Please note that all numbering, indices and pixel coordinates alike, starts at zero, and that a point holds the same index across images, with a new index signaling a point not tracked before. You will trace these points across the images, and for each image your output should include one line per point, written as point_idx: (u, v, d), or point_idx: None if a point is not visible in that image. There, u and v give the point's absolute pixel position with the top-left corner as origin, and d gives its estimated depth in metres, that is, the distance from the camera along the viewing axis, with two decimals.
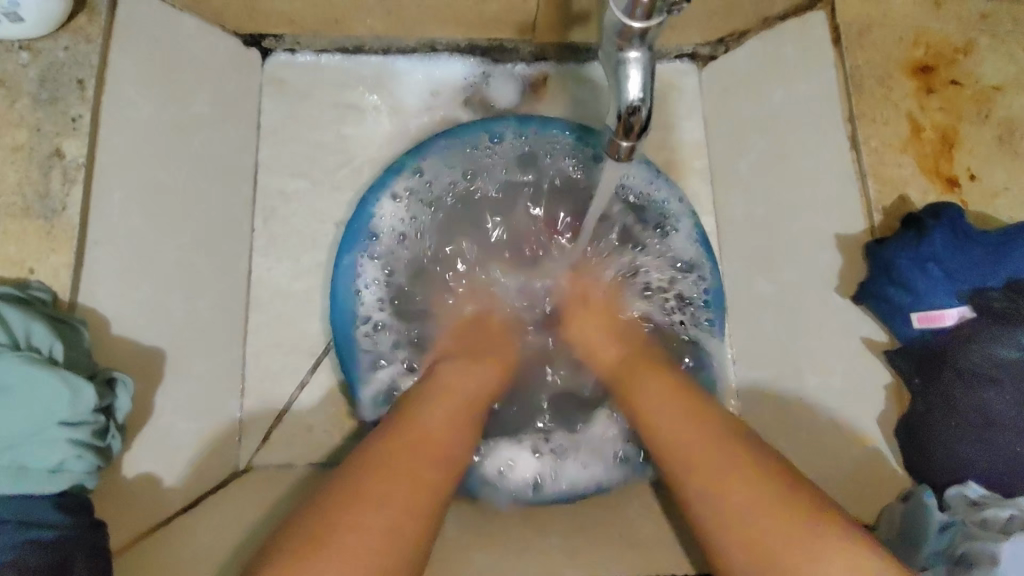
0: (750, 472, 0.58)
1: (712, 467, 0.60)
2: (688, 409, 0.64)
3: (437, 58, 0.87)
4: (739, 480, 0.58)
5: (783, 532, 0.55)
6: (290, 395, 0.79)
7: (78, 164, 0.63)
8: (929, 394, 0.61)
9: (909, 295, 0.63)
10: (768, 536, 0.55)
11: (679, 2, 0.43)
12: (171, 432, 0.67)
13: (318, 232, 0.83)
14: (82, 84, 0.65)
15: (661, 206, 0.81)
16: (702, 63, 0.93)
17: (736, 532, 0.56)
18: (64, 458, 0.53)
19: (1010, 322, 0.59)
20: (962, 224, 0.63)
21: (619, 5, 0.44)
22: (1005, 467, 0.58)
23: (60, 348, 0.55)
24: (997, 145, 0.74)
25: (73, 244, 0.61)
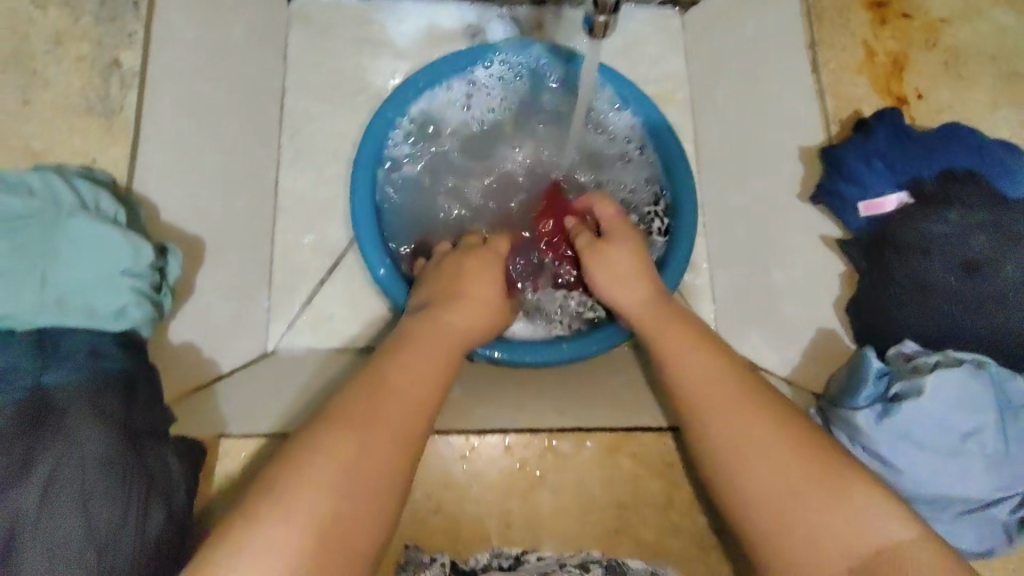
0: (775, 451, 0.57)
1: (742, 443, 0.58)
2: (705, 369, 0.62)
3: (445, 1, 0.97)
4: (756, 453, 0.57)
5: (805, 502, 0.54)
6: (312, 290, 0.88)
7: (133, 73, 0.74)
8: (873, 272, 0.71)
9: (856, 187, 0.73)
10: (795, 507, 0.54)
11: None
12: (210, 310, 0.77)
13: (338, 150, 0.92)
14: (138, 5, 0.77)
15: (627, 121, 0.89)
16: (684, 7, 0.98)
17: (766, 507, 0.56)
18: (127, 302, 0.63)
19: (940, 203, 0.68)
20: (901, 124, 0.73)
21: None
22: (936, 326, 0.67)
23: (122, 217, 0.66)
24: (943, 68, 0.83)
25: (129, 139, 0.72)
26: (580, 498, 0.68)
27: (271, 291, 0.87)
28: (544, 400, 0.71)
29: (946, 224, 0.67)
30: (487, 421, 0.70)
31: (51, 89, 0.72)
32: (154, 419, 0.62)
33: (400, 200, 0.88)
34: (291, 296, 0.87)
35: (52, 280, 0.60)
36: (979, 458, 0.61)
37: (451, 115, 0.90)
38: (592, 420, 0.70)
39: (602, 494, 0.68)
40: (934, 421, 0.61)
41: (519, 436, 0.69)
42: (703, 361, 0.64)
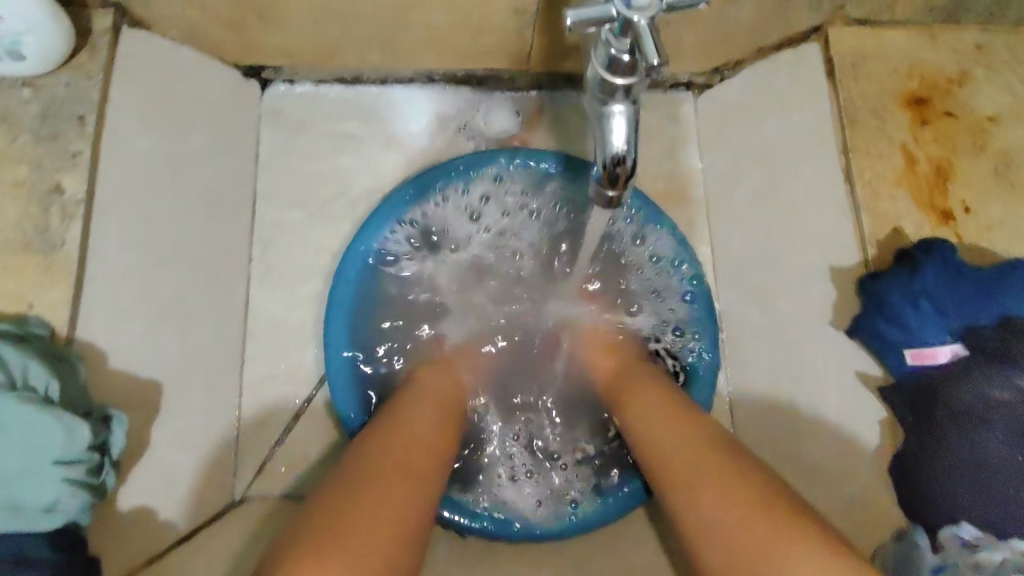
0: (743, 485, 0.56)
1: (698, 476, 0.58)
2: (672, 409, 0.65)
3: (435, 88, 0.88)
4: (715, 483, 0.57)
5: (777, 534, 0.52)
6: (285, 426, 0.79)
7: (77, 200, 0.65)
8: (921, 432, 0.61)
9: (901, 331, 0.64)
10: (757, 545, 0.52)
11: (657, 67, 0.49)
12: (168, 464, 0.68)
13: (315, 261, 0.83)
14: (83, 120, 0.67)
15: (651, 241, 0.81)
16: (698, 92, 0.91)
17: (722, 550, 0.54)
18: (58, 496, 0.54)
19: (1003, 361, 0.59)
20: (954, 260, 0.63)
21: (602, 67, 0.50)
22: (1002, 511, 0.57)
23: (56, 387, 0.56)
24: (993, 177, 0.74)
25: (70, 279, 0.63)
26: None
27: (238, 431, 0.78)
28: None
29: (1010, 390, 0.59)
30: None
31: None
32: None
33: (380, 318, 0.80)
34: (259, 433, 0.78)
35: None
36: None
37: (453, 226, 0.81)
38: None
39: None
40: None
41: None
42: (673, 417, 0.64)
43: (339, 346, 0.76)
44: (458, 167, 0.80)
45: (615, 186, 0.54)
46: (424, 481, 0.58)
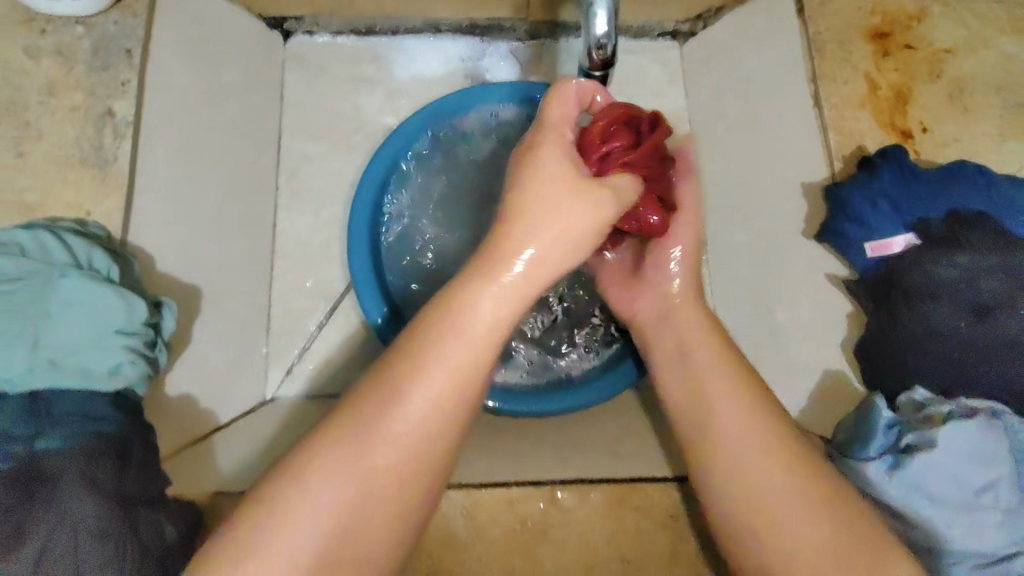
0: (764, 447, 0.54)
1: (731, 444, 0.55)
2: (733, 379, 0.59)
3: (442, 39, 0.96)
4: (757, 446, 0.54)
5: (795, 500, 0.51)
6: (310, 333, 0.86)
7: (127, 122, 0.74)
8: (881, 314, 0.69)
9: (861, 228, 0.72)
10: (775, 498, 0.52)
11: None
12: (207, 357, 0.76)
13: (335, 190, 0.91)
14: (129, 52, 0.76)
15: None
16: (683, 40, 0.98)
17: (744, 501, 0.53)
18: (121, 360, 0.61)
19: (948, 246, 0.67)
20: (906, 162, 0.71)
21: None
22: (949, 374, 0.65)
23: (115, 272, 0.65)
24: (948, 100, 0.82)
25: (122, 189, 0.72)
26: (583, 551, 0.66)
27: (269, 337, 0.85)
28: (547, 450, 0.71)
29: (955, 269, 0.66)
30: (488, 474, 0.68)
31: (44, 142, 0.72)
32: (151, 485, 0.60)
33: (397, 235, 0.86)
34: (288, 343, 0.86)
35: (41, 346, 0.59)
36: (990, 510, 0.59)
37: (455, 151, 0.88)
38: (594, 471, 0.68)
39: (609, 548, 0.66)
40: (944, 474, 0.60)
41: (521, 488, 0.67)
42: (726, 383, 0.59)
43: (361, 257, 0.81)
44: (466, 98, 0.86)
45: (600, 66, 0.58)
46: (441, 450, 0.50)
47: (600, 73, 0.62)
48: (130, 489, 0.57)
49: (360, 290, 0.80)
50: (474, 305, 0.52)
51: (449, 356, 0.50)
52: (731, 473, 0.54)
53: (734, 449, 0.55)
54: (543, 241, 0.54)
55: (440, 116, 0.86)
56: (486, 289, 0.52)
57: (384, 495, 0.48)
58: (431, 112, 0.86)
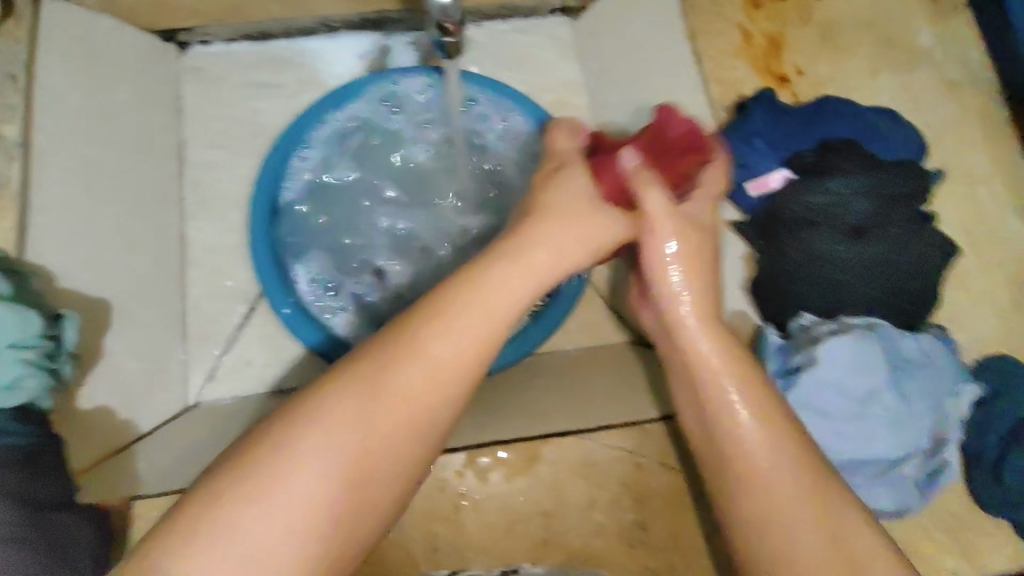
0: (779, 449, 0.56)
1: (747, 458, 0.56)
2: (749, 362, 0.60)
3: (335, 36, 0.98)
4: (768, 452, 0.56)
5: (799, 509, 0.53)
6: (229, 336, 0.86)
7: (17, 144, 0.73)
8: (767, 248, 0.72)
9: (742, 168, 0.75)
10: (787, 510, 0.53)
11: None
12: (122, 369, 0.76)
13: (240, 193, 0.92)
14: (15, 76, 0.75)
15: (517, 127, 0.90)
16: (575, 15, 1.02)
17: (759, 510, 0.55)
18: (20, 375, 0.62)
19: (820, 174, 0.71)
20: (777, 102, 0.76)
21: None
22: (828, 294, 0.69)
23: (10, 289, 0.65)
24: (820, 43, 0.85)
25: (15, 211, 0.71)
26: (504, 510, 0.67)
27: (186, 344, 0.85)
28: (465, 421, 0.72)
29: (827, 194, 0.69)
30: None
31: None
32: (61, 491, 0.61)
33: (300, 227, 0.87)
34: (207, 350, 0.85)
35: None
36: (882, 419, 0.62)
37: (362, 141, 0.90)
38: (513, 430, 0.70)
39: (528, 503, 0.67)
40: (834, 390, 0.62)
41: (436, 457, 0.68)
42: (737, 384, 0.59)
43: (261, 243, 0.82)
44: (346, 96, 0.87)
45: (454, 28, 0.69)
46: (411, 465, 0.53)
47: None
48: (39, 494, 0.58)
49: (263, 276, 0.81)
50: (425, 346, 0.54)
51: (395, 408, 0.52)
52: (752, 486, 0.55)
53: (756, 466, 0.55)
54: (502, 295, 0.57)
55: (342, 103, 0.88)
56: (440, 334, 0.54)
57: (303, 526, 0.47)
58: (330, 100, 0.87)
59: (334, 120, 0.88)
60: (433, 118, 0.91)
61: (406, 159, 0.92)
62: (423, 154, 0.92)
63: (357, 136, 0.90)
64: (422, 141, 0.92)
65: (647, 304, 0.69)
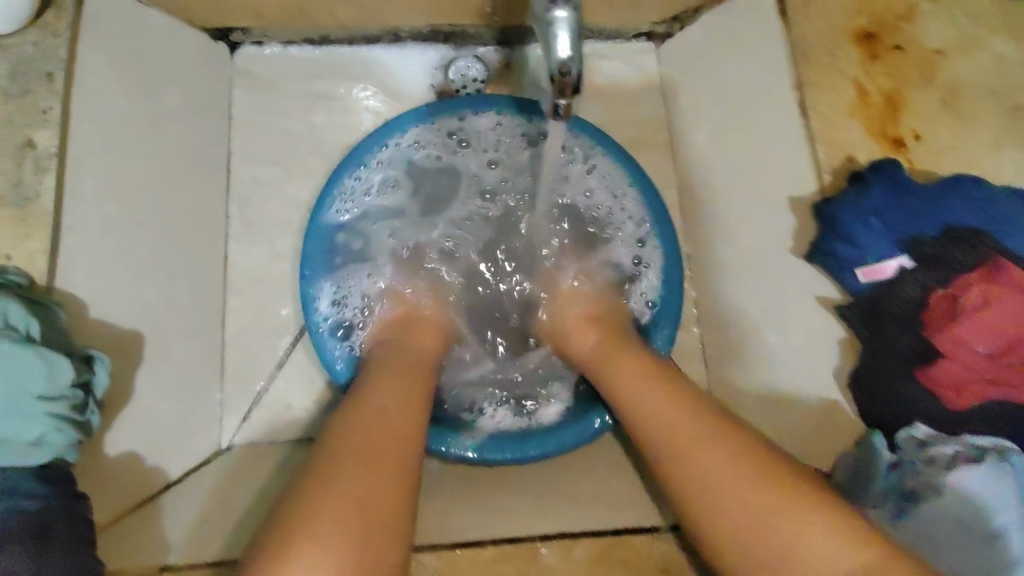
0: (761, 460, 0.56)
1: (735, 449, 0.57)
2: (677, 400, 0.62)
3: (401, 47, 0.89)
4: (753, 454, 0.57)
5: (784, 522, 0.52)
6: (267, 376, 0.81)
7: (50, 154, 0.65)
8: (874, 341, 0.65)
9: (855, 249, 0.67)
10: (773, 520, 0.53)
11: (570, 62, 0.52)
12: (153, 412, 0.69)
13: (294, 215, 0.85)
14: (50, 76, 0.67)
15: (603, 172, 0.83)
16: (659, 42, 0.93)
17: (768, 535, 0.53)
18: (44, 431, 0.55)
19: (940, 266, 0.63)
20: (900, 178, 0.67)
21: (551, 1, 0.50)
22: (943, 404, 0.62)
23: (36, 327, 0.57)
24: (941, 108, 0.76)
25: (47, 230, 0.64)
26: None
27: (223, 383, 0.79)
28: (525, 499, 0.67)
29: (929, 286, 0.63)
30: (460, 532, 0.64)
31: None
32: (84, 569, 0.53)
33: (353, 265, 0.81)
34: (244, 385, 0.80)
35: None
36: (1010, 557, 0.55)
37: (426, 174, 0.84)
38: (576, 523, 0.65)
39: None
40: (950, 526, 0.57)
41: (497, 548, 0.63)
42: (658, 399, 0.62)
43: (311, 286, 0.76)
44: (413, 118, 0.81)
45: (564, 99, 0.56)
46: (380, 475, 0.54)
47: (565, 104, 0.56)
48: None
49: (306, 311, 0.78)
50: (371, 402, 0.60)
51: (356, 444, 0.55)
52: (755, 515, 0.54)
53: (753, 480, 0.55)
54: (648, 398, 0.63)
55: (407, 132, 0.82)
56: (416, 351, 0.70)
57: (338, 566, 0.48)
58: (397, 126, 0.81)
59: (397, 148, 0.82)
60: (509, 153, 0.84)
61: (468, 189, 0.84)
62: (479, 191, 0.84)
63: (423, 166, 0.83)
64: (492, 178, 0.84)
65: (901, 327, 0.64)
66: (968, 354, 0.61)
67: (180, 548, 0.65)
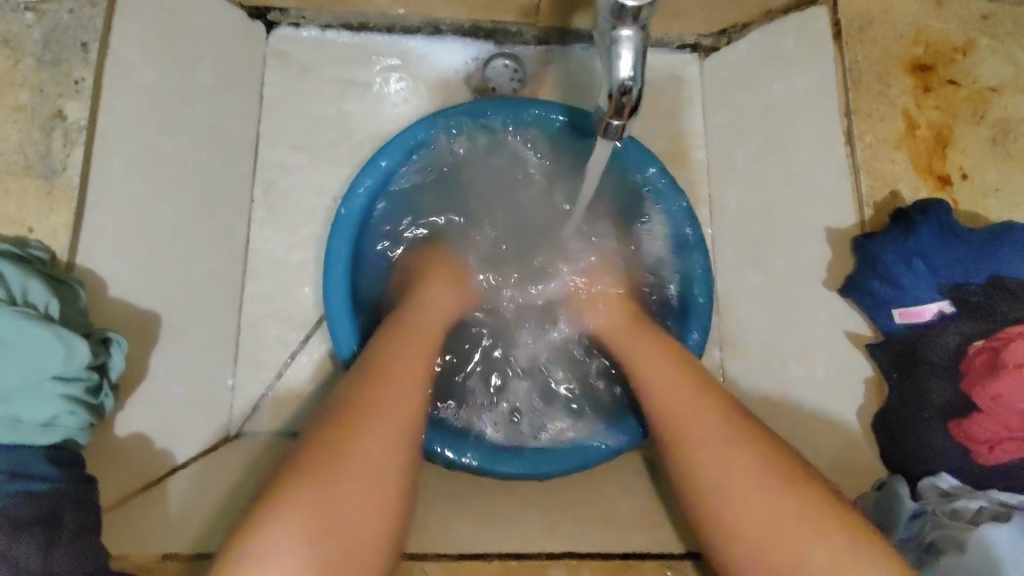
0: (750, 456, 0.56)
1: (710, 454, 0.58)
2: (691, 390, 0.62)
3: (440, 39, 0.87)
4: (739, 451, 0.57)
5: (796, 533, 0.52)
6: (282, 365, 0.80)
7: (79, 127, 0.63)
8: (905, 388, 0.64)
9: (894, 289, 0.66)
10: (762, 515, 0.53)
11: (631, 81, 0.52)
12: (165, 394, 0.68)
13: (318, 203, 0.84)
14: (86, 47, 0.65)
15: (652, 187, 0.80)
16: (704, 54, 0.92)
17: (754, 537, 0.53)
18: (57, 413, 0.54)
19: (985, 317, 0.62)
20: (948, 220, 0.65)
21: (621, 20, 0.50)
22: (974, 460, 0.61)
23: (56, 305, 0.57)
24: (991, 146, 0.73)
25: (72, 206, 0.62)
26: None
27: (235, 367, 0.79)
28: (536, 516, 0.66)
29: (966, 339, 0.62)
30: (470, 543, 0.63)
31: None
32: (90, 560, 0.53)
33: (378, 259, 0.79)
34: (257, 372, 0.79)
35: None
36: None
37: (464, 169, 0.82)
38: (589, 543, 0.64)
39: None
40: None
41: (502, 563, 0.62)
42: (673, 383, 0.63)
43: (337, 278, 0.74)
44: (459, 118, 0.78)
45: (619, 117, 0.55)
46: (405, 432, 0.55)
47: (618, 124, 0.56)
48: (61, 568, 0.51)
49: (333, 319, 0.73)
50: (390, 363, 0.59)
51: (389, 412, 0.55)
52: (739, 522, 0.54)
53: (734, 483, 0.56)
54: (713, 430, 0.59)
55: (452, 128, 0.78)
56: (437, 295, 0.70)
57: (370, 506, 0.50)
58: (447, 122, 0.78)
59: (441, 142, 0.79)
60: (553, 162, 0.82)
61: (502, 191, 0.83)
62: (519, 190, 0.83)
63: (463, 162, 0.81)
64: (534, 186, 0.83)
65: (934, 373, 0.63)
66: (1009, 413, 0.58)
67: (183, 538, 0.61)
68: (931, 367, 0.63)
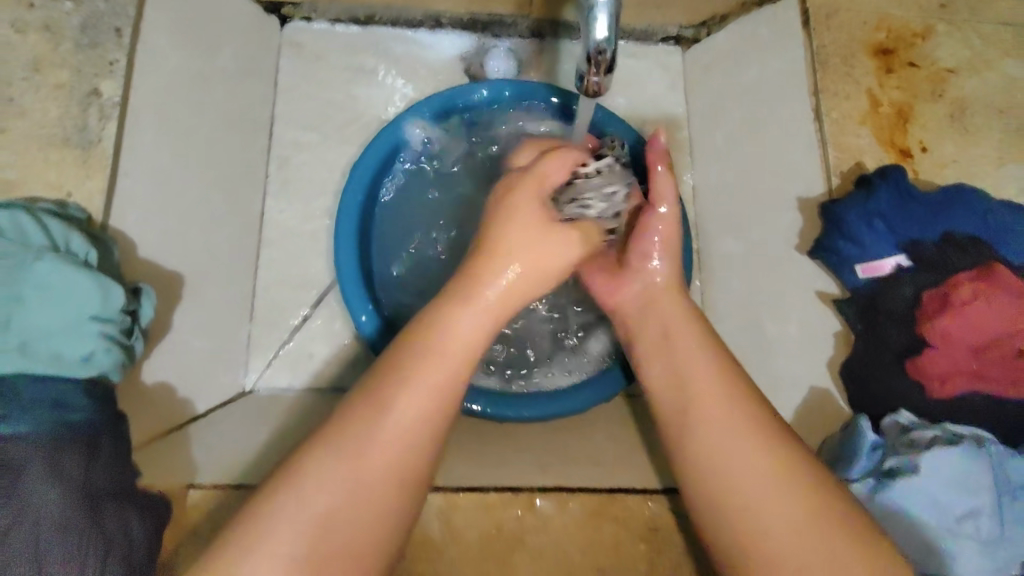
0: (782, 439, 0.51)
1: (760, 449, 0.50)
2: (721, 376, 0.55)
3: (439, 31, 0.94)
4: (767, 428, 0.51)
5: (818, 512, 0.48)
6: (295, 325, 0.86)
7: (114, 103, 0.69)
8: (868, 335, 0.70)
9: (856, 246, 0.72)
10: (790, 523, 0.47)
11: (607, 38, 0.58)
12: (186, 347, 0.74)
13: (329, 179, 0.91)
14: (119, 32, 0.72)
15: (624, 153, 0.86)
16: (686, 46, 0.99)
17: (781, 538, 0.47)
18: (95, 350, 0.60)
19: (939, 268, 0.68)
20: (905, 184, 0.71)
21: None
22: (931, 399, 0.67)
23: (94, 256, 0.63)
24: (948, 121, 0.79)
25: (106, 170, 0.67)
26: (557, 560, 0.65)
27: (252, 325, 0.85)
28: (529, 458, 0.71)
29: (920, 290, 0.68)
30: (464, 478, 0.69)
31: (26, 119, 0.67)
32: (121, 480, 0.58)
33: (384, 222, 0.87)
34: (272, 331, 0.86)
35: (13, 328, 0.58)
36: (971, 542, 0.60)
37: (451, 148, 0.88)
38: (575, 479, 0.69)
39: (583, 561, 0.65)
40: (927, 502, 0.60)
41: (498, 495, 0.67)
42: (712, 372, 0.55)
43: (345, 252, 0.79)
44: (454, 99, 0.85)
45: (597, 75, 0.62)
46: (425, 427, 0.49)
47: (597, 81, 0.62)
48: (100, 484, 0.56)
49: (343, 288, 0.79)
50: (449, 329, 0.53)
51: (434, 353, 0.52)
52: (761, 515, 0.48)
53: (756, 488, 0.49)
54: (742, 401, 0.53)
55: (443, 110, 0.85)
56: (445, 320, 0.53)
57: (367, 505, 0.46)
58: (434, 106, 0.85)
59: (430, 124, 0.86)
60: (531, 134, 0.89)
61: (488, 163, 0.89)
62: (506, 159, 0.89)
63: (452, 139, 0.88)
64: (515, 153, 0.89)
65: (893, 322, 0.68)
66: (958, 350, 0.64)
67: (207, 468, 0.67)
68: (892, 317, 0.68)
